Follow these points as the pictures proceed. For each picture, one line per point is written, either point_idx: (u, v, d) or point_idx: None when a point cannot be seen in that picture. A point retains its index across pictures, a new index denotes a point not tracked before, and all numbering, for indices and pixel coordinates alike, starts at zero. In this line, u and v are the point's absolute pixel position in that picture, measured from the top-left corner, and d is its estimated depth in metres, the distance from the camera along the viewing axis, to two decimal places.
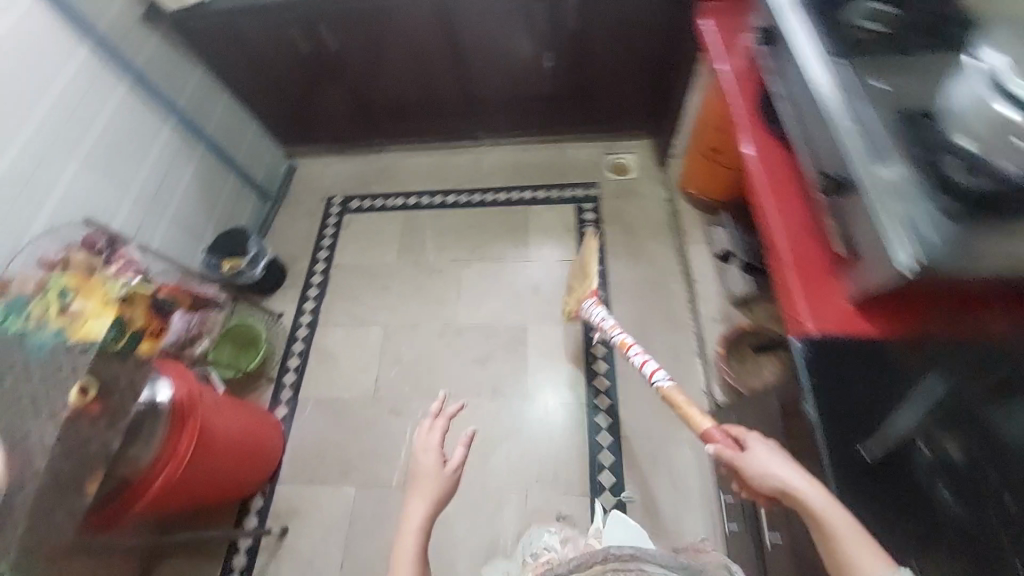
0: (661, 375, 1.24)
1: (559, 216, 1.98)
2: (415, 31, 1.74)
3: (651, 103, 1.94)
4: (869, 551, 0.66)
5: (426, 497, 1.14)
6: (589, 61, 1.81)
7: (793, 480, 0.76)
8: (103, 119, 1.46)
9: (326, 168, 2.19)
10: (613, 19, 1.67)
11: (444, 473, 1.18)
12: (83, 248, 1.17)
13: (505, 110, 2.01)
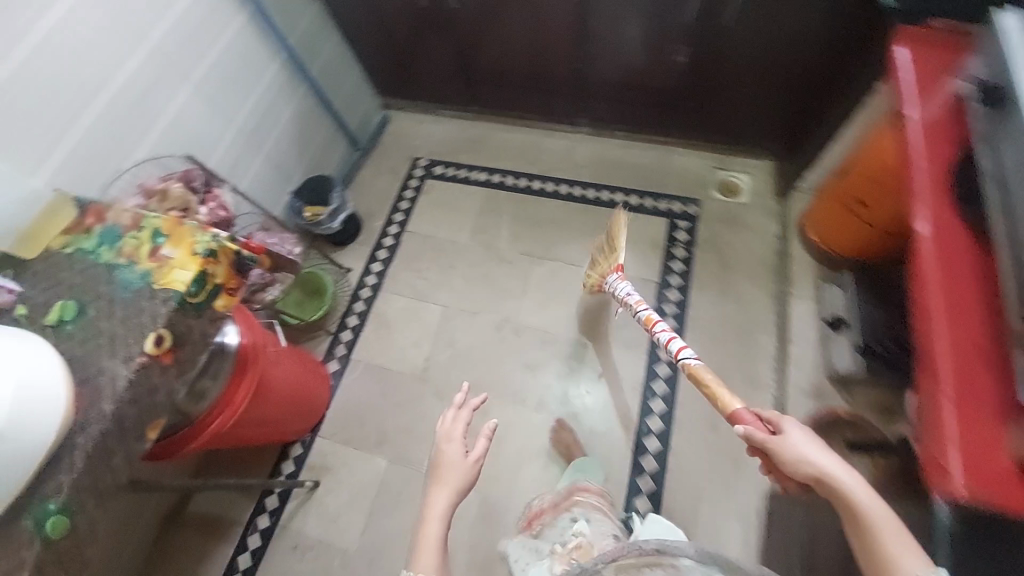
0: (688, 353, 1.14)
1: (650, 229, 1.80)
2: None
3: (787, 124, 1.67)
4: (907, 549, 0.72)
5: (445, 489, 1.09)
6: (735, 62, 1.56)
7: (831, 468, 0.81)
8: (221, 43, 1.42)
9: (418, 126, 2.13)
10: (771, 19, 1.42)
11: (462, 469, 1.11)
12: (181, 182, 1.20)
13: (615, 99, 1.82)
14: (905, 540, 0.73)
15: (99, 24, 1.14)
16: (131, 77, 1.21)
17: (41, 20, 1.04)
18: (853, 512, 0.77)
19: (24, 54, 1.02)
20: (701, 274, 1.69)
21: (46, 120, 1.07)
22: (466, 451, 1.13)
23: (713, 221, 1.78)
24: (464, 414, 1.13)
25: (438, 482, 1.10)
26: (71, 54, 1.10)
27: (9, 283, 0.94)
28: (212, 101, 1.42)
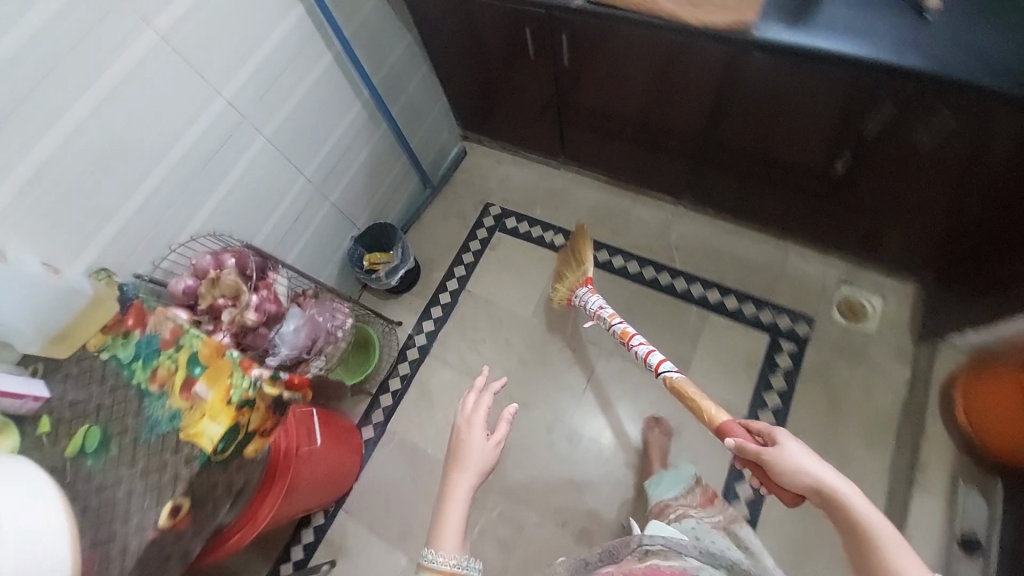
0: (667, 366, 1.20)
1: (745, 344, 1.53)
2: (683, 79, 1.25)
3: (949, 264, 1.34)
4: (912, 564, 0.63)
5: (465, 476, 0.96)
6: (907, 185, 1.22)
7: (833, 481, 0.74)
8: (300, 88, 1.26)
9: (496, 167, 1.94)
10: (985, 161, 1.05)
11: (484, 451, 0.99)
12: (235, 271, 1.07)
13: (733, 189, 1.53)
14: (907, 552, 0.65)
15: (167, 78, 0.99)
16: (199, 135, 1.08)
17: (101, 80, 0.90)
18: (847, 520, 0.70)
19: (79, 121, 0.89)
20: (797, 415, 1.43)
21: (102, 193, 0.96)
22: (487, 433, 1.02)
23: (825, 350, 1.49)
24: (488, 398, 1.04)
25: (457, 465, 0.97)
26: (134, 116, 0.96)
27: (40, 386, 0.85)
28: (283, 153, 1.28)
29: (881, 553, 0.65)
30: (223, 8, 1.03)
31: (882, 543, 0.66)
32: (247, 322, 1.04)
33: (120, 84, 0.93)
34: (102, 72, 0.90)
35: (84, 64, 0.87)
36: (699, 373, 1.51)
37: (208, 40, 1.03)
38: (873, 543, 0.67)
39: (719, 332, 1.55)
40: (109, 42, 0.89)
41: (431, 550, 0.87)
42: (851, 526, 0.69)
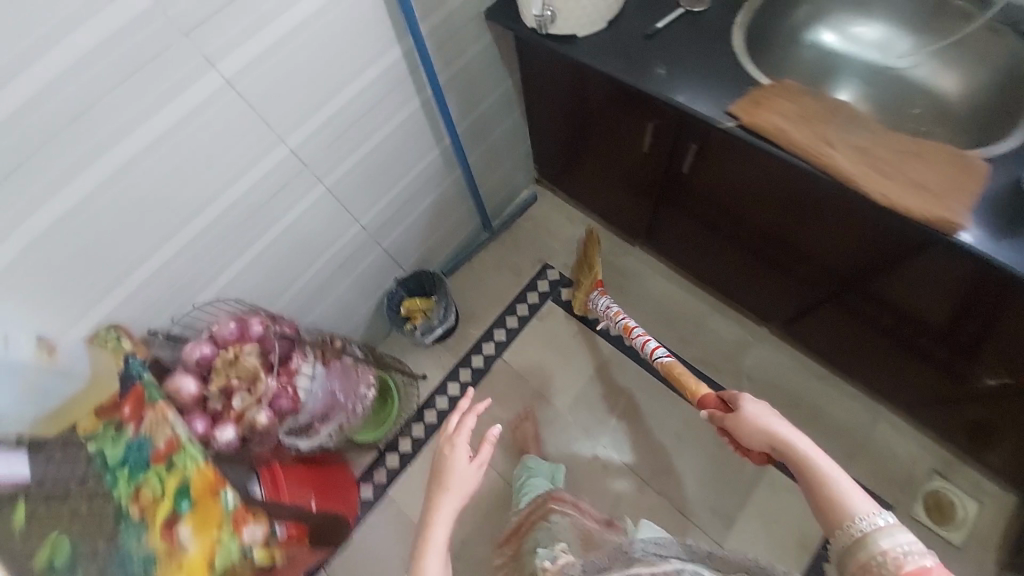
0: (660, 350, 1.33)
1: (803, 513, 1.34)
2: (822, 224, 1.04)
3: None
4: (856, 491, 0.74)
5: (450, 500, 0.88)
6: None
7: (789, 435, 0.84)
8: (378, 134, 1.10)
9: (566, 224, 1.75)
10: None
11: (468, 476, 0.89)
12: (258, 352, 0.97)
13: (835, 338, 1.32)
14: (850, 481, 0.75)
15: (225, 126, 0.84)
16: (251, 185, 0.94)
17: (144, 128, 0.75)
18: (805, 469, 0.79)
19: (111, 170, 0.75)
20: None
21: (129, 246, 0.83)
22: (469, 452, 0.91)
23: None
24: (471, 418, 0.92)
25: (440, 487, 0.88)
26: (178, 166, 0.82)
27: (19, 463, 0.75)
28: (344, 200, 1.14)
29: (830, 484, 0.76)
30: (304, 49, 0.87)
31: (830, 477, 0.77)
32: (257, 425, 0.93)
33: (167, 132, 0.78)
34: (146, 119, 0.75)
35: (126, 110, 0.73)
36: (741, 533, 1.33)
37: (279, 84, 0.87)
38: (821, 478, 0.77)
39: (774, 491, 1.37)
40: (160, 85, 0.74)
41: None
42: (803, 469, 0.79)
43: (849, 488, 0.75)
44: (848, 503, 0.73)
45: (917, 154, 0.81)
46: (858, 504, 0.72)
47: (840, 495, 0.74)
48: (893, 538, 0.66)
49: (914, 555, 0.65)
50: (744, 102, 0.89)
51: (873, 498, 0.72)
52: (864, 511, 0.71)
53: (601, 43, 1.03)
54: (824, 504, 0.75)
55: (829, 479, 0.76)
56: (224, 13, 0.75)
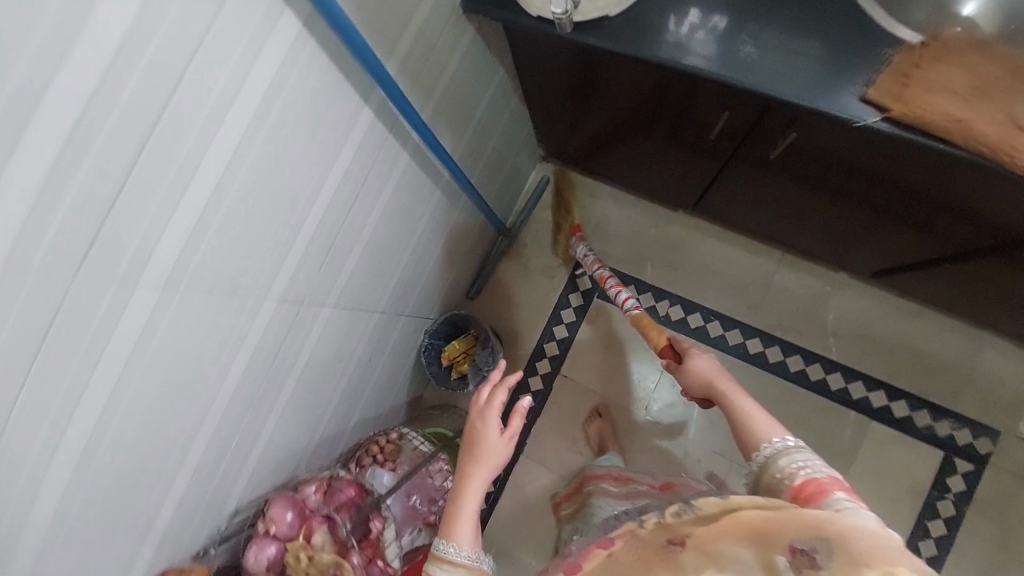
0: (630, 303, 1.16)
1: (913, 462, 1.29)
2: (958, 193, 0.81)
3: None
4: (764, 417, 0.74)
5: (481, 473, 0.80)
6: None
7: (716, 380, 0.81)
8: (374, 219, 0.83)
9: (590, 202, 1.51)
10: None
11: (500, 448, 0.81)
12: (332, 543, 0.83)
13: (938, 283, 1.15)
14: (760, 410, 0.75)
15: (200, 316, 0.61)
16: (253, 351, 0.72)
17: (97, 378, 0.54)
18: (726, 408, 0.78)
19: (82, 441, 0.55)
20: (970, 553, 1.24)
21: (145, 488, 0.66)
22: (502, 424, 0.83)
23: (1010, 474, 1.25)
24: (505, 393, 0.84)
25: (470, 458, 0.81)
26: (161, 387, 0.61)
27: None
28: (356, 303, 0.91)
29: (743, 411, 0.76)
30: (257, 174, 0.59)
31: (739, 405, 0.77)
32: None
33: (130, 363, 0.56)
34: (93, 367, 0.53)
35: (64, 373, 0.50)
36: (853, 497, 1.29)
37: (236, 243, 0.61)
38: (734, 406, 0.77)
39: (880, 447, 1.30)
40: (89, 328, 0.51)
41: (443, 540, 0.76)
42: (724, 399, 0.79)
43: (759, 415, 0.74)
44: (754, 428, 0.73)
45: None
46: (765, 428, 0.72)
47: (752, 420, 0.74)
48: (791, 459, 0.67)
49: (807, 470, 0.65)
50: (886, 80, 0.64)
51: (783, 426, 0.72)
52: (773, 436, 0.71)
53: (645, 19, 0.73)
54: (743, 426, 0.74)
55: (740, 405, 0.76)
56: (131, 188, 0.48)
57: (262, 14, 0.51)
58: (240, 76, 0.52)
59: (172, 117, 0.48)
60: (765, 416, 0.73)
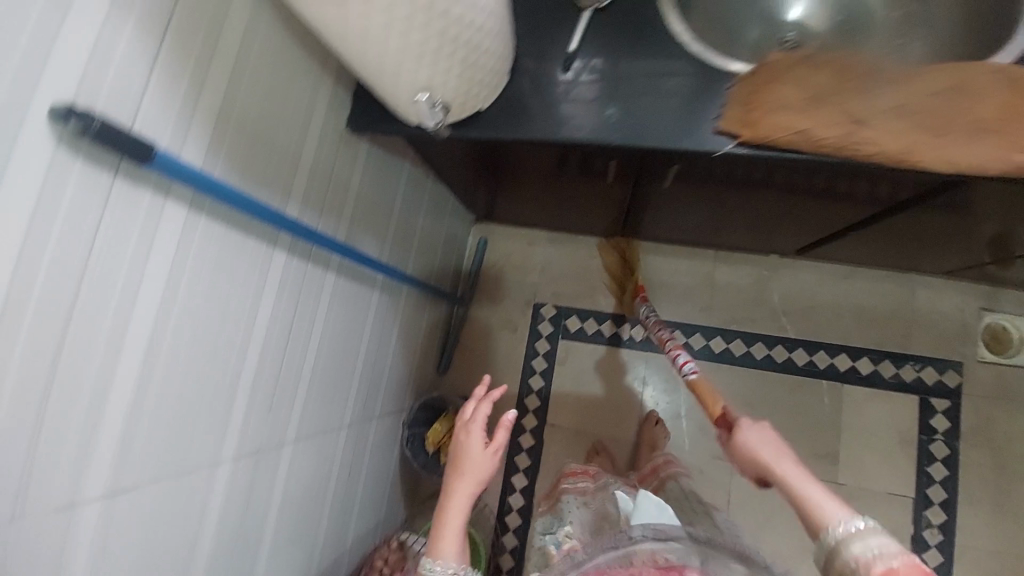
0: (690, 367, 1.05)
1: (894, 413, 1.33)
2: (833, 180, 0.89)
3: None
4: (828, 501, 0.63)
5: (465, 489, 0.78)
6: None
7: (774, 459, 0.71)
8: (313, 344, 0.83)
9: (530, 251, 1.56)
10: None
11: (483, 461, 0.79)
12: None
13: (856, 245, 1.23)
14: (822, 492, 0.64)
15: (151, 509, 0.59)
16: (219, 520, 0.70)
17: None
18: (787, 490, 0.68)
19: None
20: (972, 485, 1.28)
21: None
22: (486, 437, 0.81)
23: (981, 399, 1.31)
24: (489, 404, 0.82)
25: (454, 472, 0.80)
26: None
27: None
28: (320, 429, 0.89)
29: (805, 496, 0.65)
30: (179, 354, 0.59)
31: (800, 488, 0.67)
32: None
33: None
34: None
35: None
36: (851, 464, 1.33)
37: (172, 425, 0.60)
38: (795, 491, 0.67)
39: (860, 408, 1.35)
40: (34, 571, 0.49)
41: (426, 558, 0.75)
42: (780, 481, 0.69)
43: (822, 496, 0.64)
44: (819, 514, 0.62)
45: (969, 91, 0.64)
46: (831, 514, 0.61)
47: (817, 507, 0.63)
48: (865, 543, 0.56)
49: (882, 558, 0.55)
50: (733, 110, 0.71)
51: (853, 510, 0.61)
52: (842, 518, 0.60)
53: (512, 107, 0.79)
54: (808, 513, 0.63)
55: (798, 488, 0.66)
56: (48, 417, 0.48)
57: (144, 214, 0.52)
58: (138, 276, 0.53)
59: (77, 338, 0.48)
60: (830, 499, 0.63)
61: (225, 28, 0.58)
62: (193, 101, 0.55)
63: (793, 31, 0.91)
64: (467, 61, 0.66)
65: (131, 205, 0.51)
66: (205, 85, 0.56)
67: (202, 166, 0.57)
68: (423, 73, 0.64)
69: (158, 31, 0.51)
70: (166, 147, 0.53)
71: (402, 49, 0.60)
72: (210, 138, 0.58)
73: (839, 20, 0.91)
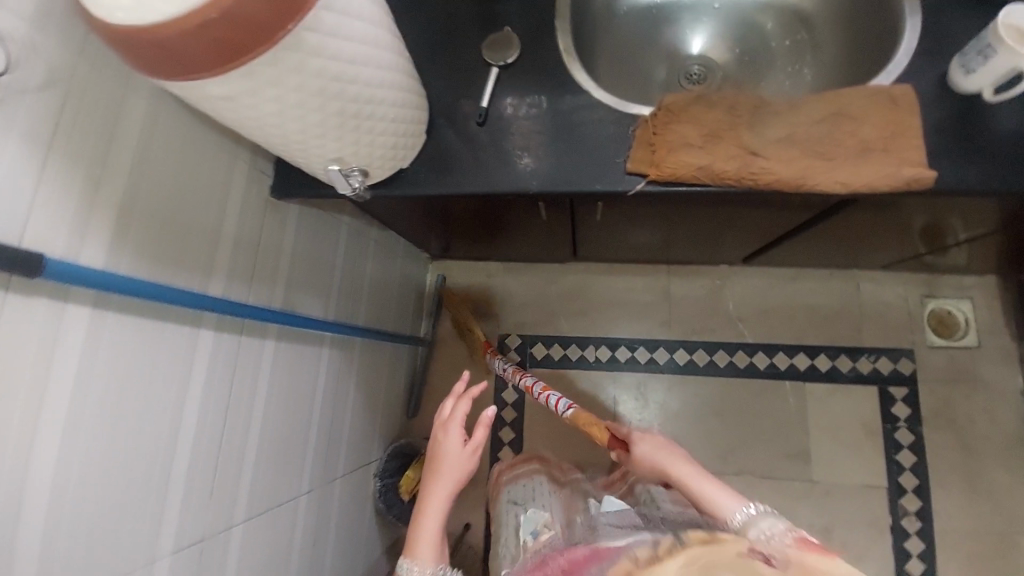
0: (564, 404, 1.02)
1: (857, 406, 1.36)
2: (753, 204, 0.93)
3: None
4: (722, 494, 0.71)
5: (441, 488, 0.79)
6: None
7: (670, 466, 0.77)
8: (256, 417, 0.82)
9: (490, 283, 1.57)
10: None
11: (461, 459, 0.80)
12: None
13: (795, 250, 1.28)
14: (717, 486, 0.72)
15: None
16: None
17: None
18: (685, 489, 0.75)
19: None
20: (940, 468, 1.30)
21: None
22: (464, 435, 0.82)
23: (937, 382, 1.35)
24: (468, 403, 0.83)
25: (432, 472, 0.80)
26: None
27: None
28: (272, 501, 0.87)
29: (699, 492, 0.72)
30: (98, 456, 0.58)
31: (698, 488, 0.73)
32: None
33: None
34: None
35: None
36: (822, 460, 1.35)
37: (97, 529, 0.58)
38: (690, 489, 0.74)
39: (824, 404, 1.38)
40: None
41: (404, 557, 0.77)
42: (682, 486, 0.75)
43: (714, 488, 0.72)
44: (713, 504, 0.70)
45: (850, 116, 0.69)
46: (725, 505, 0.69)
47: (710, 499, 0.71)
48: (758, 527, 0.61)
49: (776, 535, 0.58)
50: (639, 150, 0.74)
51: (742, 496, 0.69)
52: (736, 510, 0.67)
53: (434, 163, 0.81)
54: (704, 505, 0.71)
55: (693, 486, 0.73)
56: None
57: (42, 324, 0.52)
58: (42, 387, 0.52)
59: None
60: (723, 491, 0.71)
61: (120, 126, 0.58)
62: (89, 201, 0.55)
63: (697, 63, 0.99)
64: (372, 130, 0.67)
65: (27, 318, 0.50)
66: (102, 183, 0.56)
67: (105, 265, 0.57)
68: (331, 147, 0.65)
69: (45, 143, 0.51)
70: (62, 254, 0.53)
71: (301, 130, 0.59)
72: (113, 234, 0.58)
73: (739, 51, 0.98)
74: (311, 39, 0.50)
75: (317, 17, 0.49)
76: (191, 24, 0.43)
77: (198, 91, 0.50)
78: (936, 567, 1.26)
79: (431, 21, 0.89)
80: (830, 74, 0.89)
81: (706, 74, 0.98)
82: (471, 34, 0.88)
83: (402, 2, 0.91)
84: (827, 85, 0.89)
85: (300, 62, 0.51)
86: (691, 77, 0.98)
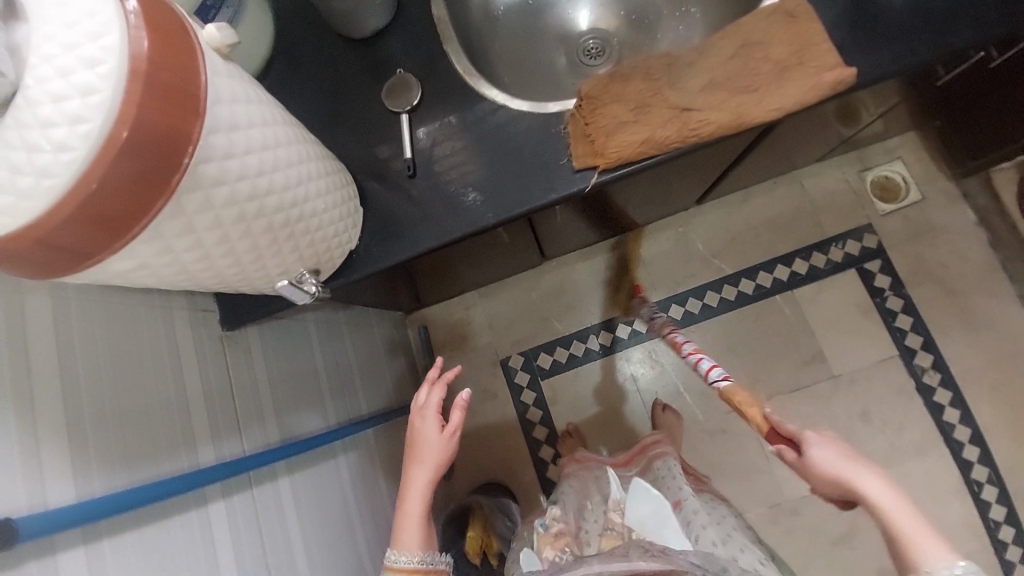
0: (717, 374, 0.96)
1: (846, 292, 1.42)
2: (696, 157, 0.93)
3: (948, 136, 1.32)
4: (926, 537, 0.60)
5: (421, 475, 0.73)
6: (924, 98, 1.10)
7: (874, 494, 0.62)
8: (301, 564, 0.75)
9: (472, 314, 1.53)
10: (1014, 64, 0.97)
11: (440, 444, 0.74)
12: None
13: (739, 175, 1.31)
14: (920, 526, 0.60)
15: None
16: None
17: None
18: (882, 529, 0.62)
19: None
20: (936, 318, 1.38)
21: None
22: (442, 421, 0.75)
23: (903, 243, 1.42)
24: (443, 387, 0.76)
25: (411, 461, 0.74)
26: None
27: None
28: None
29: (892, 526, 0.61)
30: None
31: (892, 520, 0.61)
32: None
33: None
34: None
35: None
36: (837, 353, 1.39)
37: None
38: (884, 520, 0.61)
39: (817, 302, 1.42)
40: None
41: (391, 550, 0.72)
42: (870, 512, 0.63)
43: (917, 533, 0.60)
44: (919, 554, 0.59)
45: (756, 44, 0.70)
46: (928, 551, 0.59)
47: (907, 539, 0.60)
48: None
49: None
50: (578, 146, 0.72)
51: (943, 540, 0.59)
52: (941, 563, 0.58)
53: (381, 233, 0.76)
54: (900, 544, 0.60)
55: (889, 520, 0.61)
56: None
57: None
58: None
59: None
60: (931, 535, 0.60)
61: (30, 337, 0.50)
62: (31, 434, 0.47)
63: (592, 37, 0.99)
64: (308, 231, 0.61)
65: None
66: (37, 408, 0.48)
67: (77, 495, 0.50)
68: (274, 264, 0.59)
69: None
70: (25, 509, 0.45)
71: (234, 262, 0.53)
72: (70, 457, 0.50)
73: (626, 13, 0.99)
74: (208, 170, 0.43)
75: (206, 146, 0.43)
76: (72, 209, 0.37)
77: (106, 272, 0.43)
78: (970, 408, 1.33)
79: (319, 88, 0.84)
80: (717, 5, 0.91)
81: (604, 45, 0.99)
82: (364, 88, 0.83)
83: (282, 82, 0.85)
84: (717, 17, 0.90)
85: (206, 198, 0.45)
86: (590, 53, 0.98)
